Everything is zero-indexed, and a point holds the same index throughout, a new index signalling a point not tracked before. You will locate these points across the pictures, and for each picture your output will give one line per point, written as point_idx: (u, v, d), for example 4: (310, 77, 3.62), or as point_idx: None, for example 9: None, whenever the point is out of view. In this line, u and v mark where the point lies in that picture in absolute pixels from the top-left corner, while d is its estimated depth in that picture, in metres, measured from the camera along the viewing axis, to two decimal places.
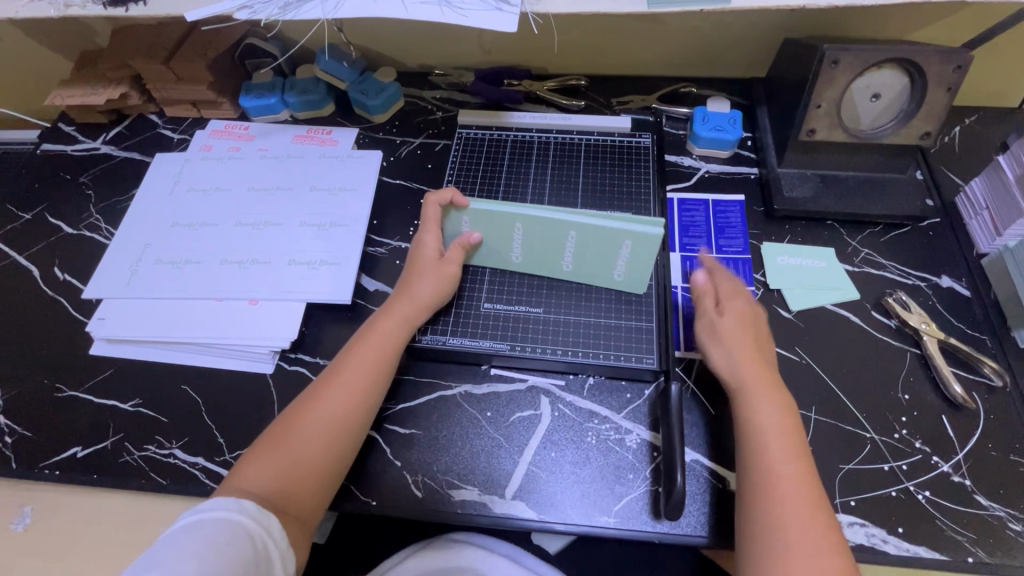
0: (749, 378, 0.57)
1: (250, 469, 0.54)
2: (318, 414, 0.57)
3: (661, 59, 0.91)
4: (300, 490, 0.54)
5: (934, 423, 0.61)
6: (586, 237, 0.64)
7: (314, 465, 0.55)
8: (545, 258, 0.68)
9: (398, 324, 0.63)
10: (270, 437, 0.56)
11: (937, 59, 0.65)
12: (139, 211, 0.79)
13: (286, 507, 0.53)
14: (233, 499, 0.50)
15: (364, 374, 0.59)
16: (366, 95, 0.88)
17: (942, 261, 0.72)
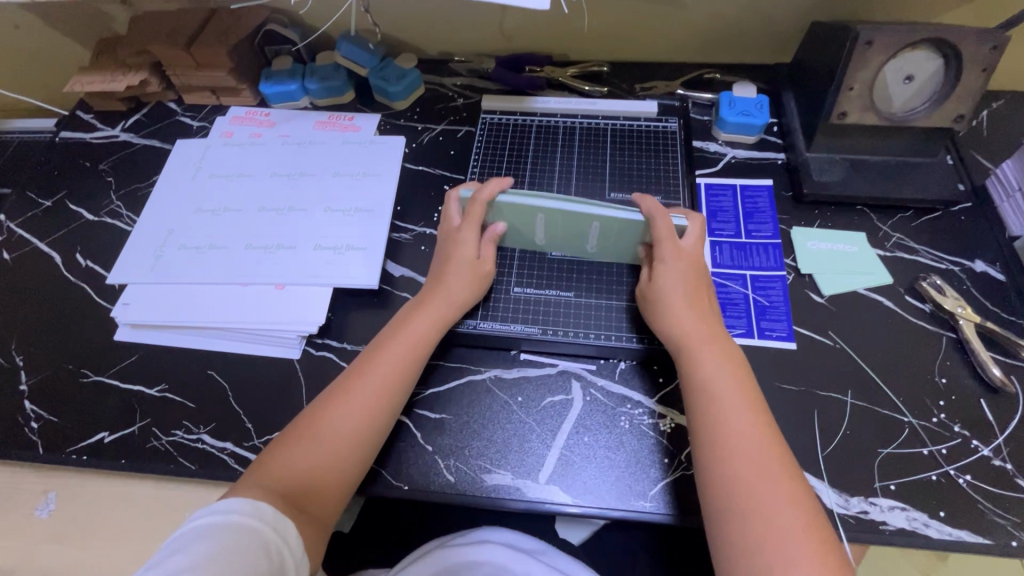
0: (696, 337, 0.57)
1: (276, 464, 0.53)
2: (349, 409, 0.56)
3: (684, 44, 0.90)
4: (326, 487, 0.53)
5: (972, 407, 0.60)
6: (609, 226, 0.63)
7: (342, 461, 0.54)
8: (568, 240, 0.67)
9: (429, 320, 0.62)
10: (295, 431, 0.55)
11: (973, 39, 0.64)
12: (162, 197, 0.78)
13: (312, 505, 0.52)
14: (250, 502, 0.47)
15: (397, 370, 0.59)
16: (387, 81, 0.87)
17: (975, 246, 0.71)
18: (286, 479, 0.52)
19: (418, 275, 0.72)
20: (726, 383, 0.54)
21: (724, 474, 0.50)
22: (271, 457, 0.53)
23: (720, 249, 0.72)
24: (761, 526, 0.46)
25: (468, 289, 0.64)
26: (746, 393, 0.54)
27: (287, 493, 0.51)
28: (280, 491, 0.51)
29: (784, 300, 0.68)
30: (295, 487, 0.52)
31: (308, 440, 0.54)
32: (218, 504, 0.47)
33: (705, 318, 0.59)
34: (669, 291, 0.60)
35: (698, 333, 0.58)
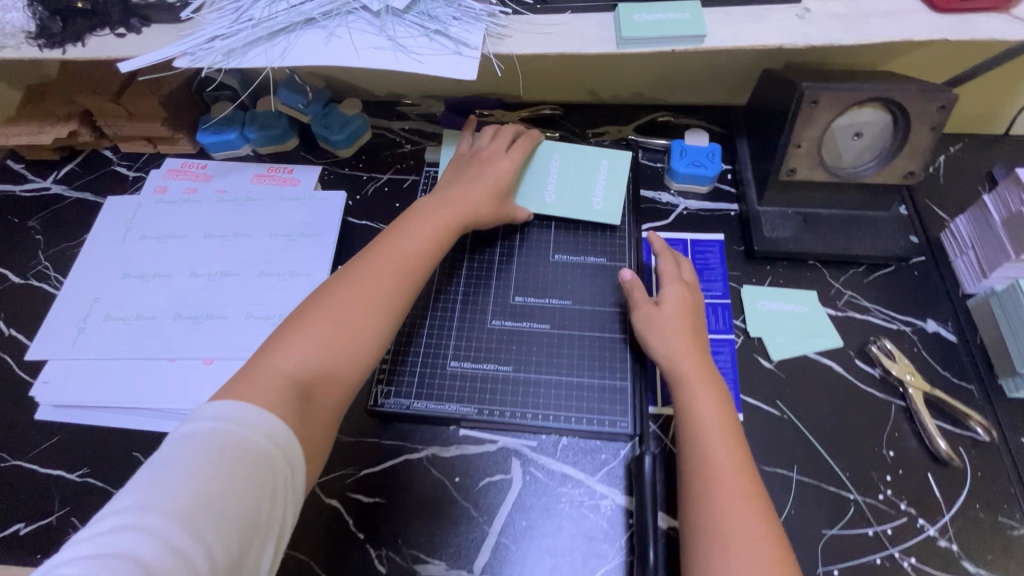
0: (688, 367, 0.57)
1: (280, 353, 0.52)
2: (358, 296, 0.56)
3: (638, 86, 0.87)
4: (331, 380, 0.53)
5: (920, 482, 0.59)
6: (568, 160, 0.77)
7: (356, 354, 0.54)
8: (534, 184, 0.75)
9: (438, 226, 0.64)
10: (307, 319, 0.54)
11: (920, 98, 0.62)
12: (90, 260, 0.74)
13: (317, 394, 0.52)
14: (255, 412, 0.46)
15: (409, 270, 0.60)
16: (329, 130, 0.84)
17: (928, 303, 0.69)
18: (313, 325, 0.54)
19: None
20: (705, 377, 0.56)
21: (698, 465, 0.51)
22: (276, 346, 0.52)
23: None
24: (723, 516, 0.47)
25: (477, 204, 0.68)
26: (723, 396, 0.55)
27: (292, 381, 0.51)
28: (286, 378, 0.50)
29: (733, 367, 0.66)
30: (305, 376, 0.51)
31: (321, 330, 0.54)
32: (222, 409, 0.46)
33: (698, 343, 0.59)
34: (666, 325, 0.60)
35: (685, 350, 0.58)
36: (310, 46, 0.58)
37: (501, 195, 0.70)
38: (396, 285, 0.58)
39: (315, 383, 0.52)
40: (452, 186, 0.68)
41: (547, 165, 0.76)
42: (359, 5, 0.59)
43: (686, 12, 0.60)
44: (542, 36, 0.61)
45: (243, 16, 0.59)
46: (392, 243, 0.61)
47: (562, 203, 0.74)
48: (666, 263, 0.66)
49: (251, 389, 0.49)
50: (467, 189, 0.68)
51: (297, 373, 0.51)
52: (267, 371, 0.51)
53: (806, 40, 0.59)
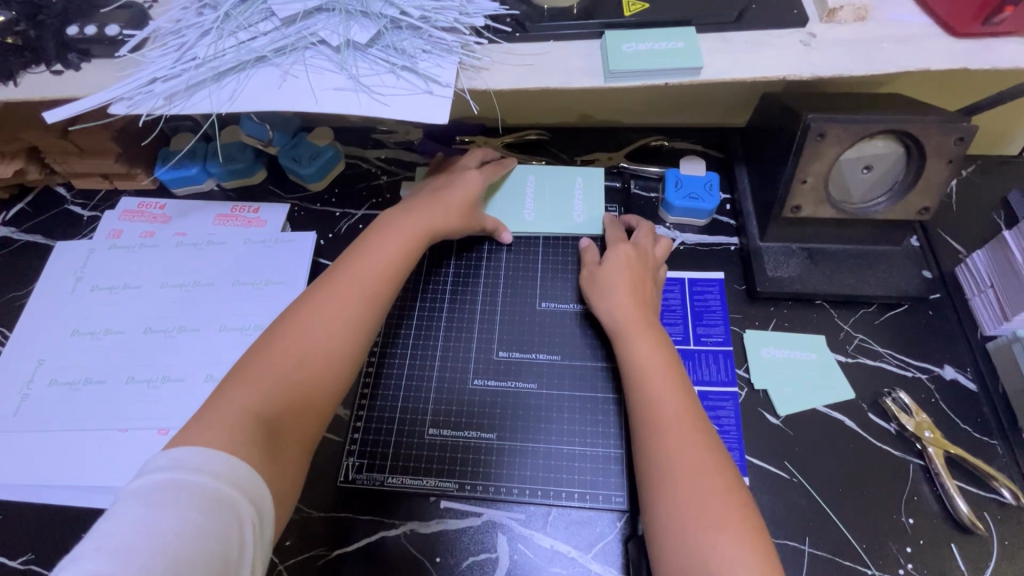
0: (634, 325, 0.58)
1: (241, 389, 0.47)
2: (323, 317, 0.52)
3: (629, 109, 0.82)
4: (299, 410, 0.49)
5: (943, 553, 0.54)
6: (543, 178, 0.74)
7: (326, 376, 0.50)
8: (508, 206, 0.72)
9: (406, 234, 0.60)
10: (270, 341, 0.51)
11: (937, 131, 0.56)
12: (36, 315, 0.68)
13: (283, 429, 0.47)
14: (204, 452, 0.42)
15: (377, 284, 0.56)
16: (298, 163, 0.78)
17: (945, 347, 0.64)
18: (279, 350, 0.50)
19: None
20: (641, 321, 0.58)
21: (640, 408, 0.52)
22: (240, 377, 0.48)
23: None
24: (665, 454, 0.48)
25: (447, 216, 0.63)
26: (662, 340, 0.57)
27: (257, 419, 0.46)
28: (249, 416, 0.46)
29: (737, 424, 0.61)
30: (271, 408, 0.47)
31: (284, 357, 0.49)
32: (177, 456, 0.41)
33: (645, 303, 0.60)
34: (612, 277, 0.62)
35: (626, 305, 0.60)
36: (262, 88, 0.52)
37: (473, 206, 0.66)
38: (364, 304, 0.54)
39: (281, 418, 0.48)
40: (419, 198, 0.64)
41: (522, 186, 0.74)
42: (317, 39, 0.53)
43: (680, 40, 0.54)
44: (522, 71, 0.55)
45: (187, 55, 0.53)
46: (358, 257, 0.57)
47: (540, 219, 0.71)
48: (615, 229, 0.68)
49: (210, 429, 0.44)
50: (437, 199, 0.64)
51: (259, 408, 0.47)
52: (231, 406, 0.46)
53: (813, 70, 0.53)
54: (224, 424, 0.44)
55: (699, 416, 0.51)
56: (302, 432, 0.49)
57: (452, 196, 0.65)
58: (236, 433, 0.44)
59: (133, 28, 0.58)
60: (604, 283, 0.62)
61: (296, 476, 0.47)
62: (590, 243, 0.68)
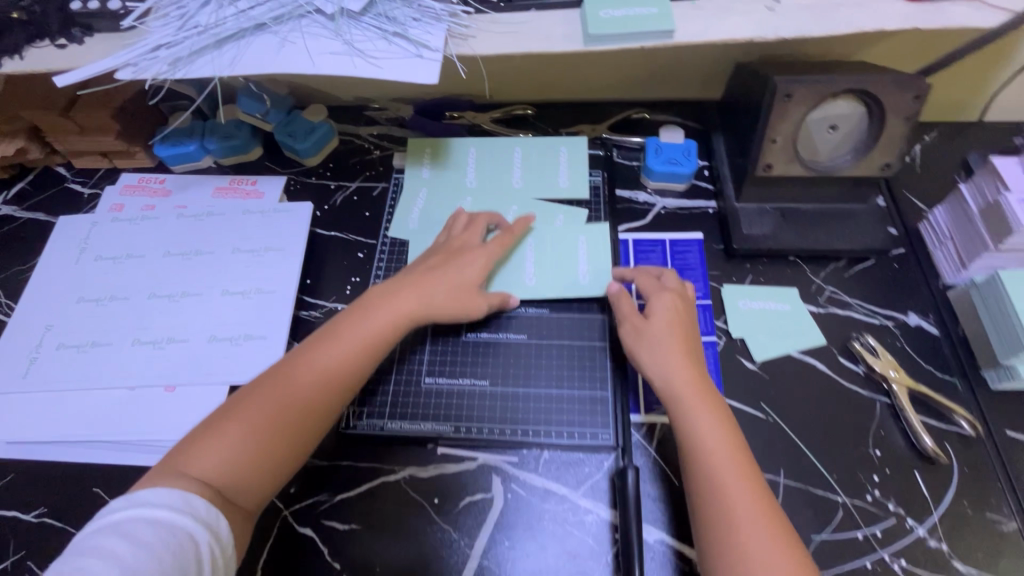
0: (688, 387, 0.55)
1: (209, 440, 0.50)
2: (293, 390, 0.54)
3: (611, 84, 0.85)
4: (251, 482, 0.50)
5: (908, 480, 0.58)
6: (529, 150, 0.78)
7: (276, 458, 0.52)
8: (497, 178, 0.76)
9: (392, 311, 0.59)
10: (244, 406, 0.52)
11: (894, 89, 0.61)
12: (41, 284, 0.70)
13: (235, 497, 0.49)
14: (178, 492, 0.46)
15: (348, 361, 0.56)
16: (294, 138, 0.81)
17: (910, 296, 0.68)
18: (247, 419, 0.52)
19: None
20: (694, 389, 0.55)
21: (707, 488, 0.50)
22: (209, 434, 0.51)
23: None
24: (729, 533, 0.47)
25: (437, 292, 0.61)
26: (724, 414, 0.54)
27: (211, 483, 0.48)
28: (204, 479, 0.48)
29: (715, 370, 0.64)
30: (222, 480, 0.49)
31: (250, 420, 0.52)
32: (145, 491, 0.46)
33: (693, 359, 0.57)
34: (658, 339, 0.58)
35: (679, 368, 0.56)
36: (261, 53, 0.55)
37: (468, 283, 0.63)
38: (329, 386, 0.55)
39: (233, 486, 0.50)
40: (419, 270, 0.63)
41: (509, 157, 0.78)
42: (313, 8, 0.56)
43: (654, 6, 0.58)
44: (507, 36, 0.59)
45: (189, 23, 0.56)
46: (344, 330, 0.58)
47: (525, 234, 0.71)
48: (648, 279, 0.64)
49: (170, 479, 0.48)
50: (434, 271, 0.62)
51: (216, 467, 0.49)
52: (193, 463, 0.49)
53: (776, 33, 0.57)
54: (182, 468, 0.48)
55: (762, 489, 0.50)
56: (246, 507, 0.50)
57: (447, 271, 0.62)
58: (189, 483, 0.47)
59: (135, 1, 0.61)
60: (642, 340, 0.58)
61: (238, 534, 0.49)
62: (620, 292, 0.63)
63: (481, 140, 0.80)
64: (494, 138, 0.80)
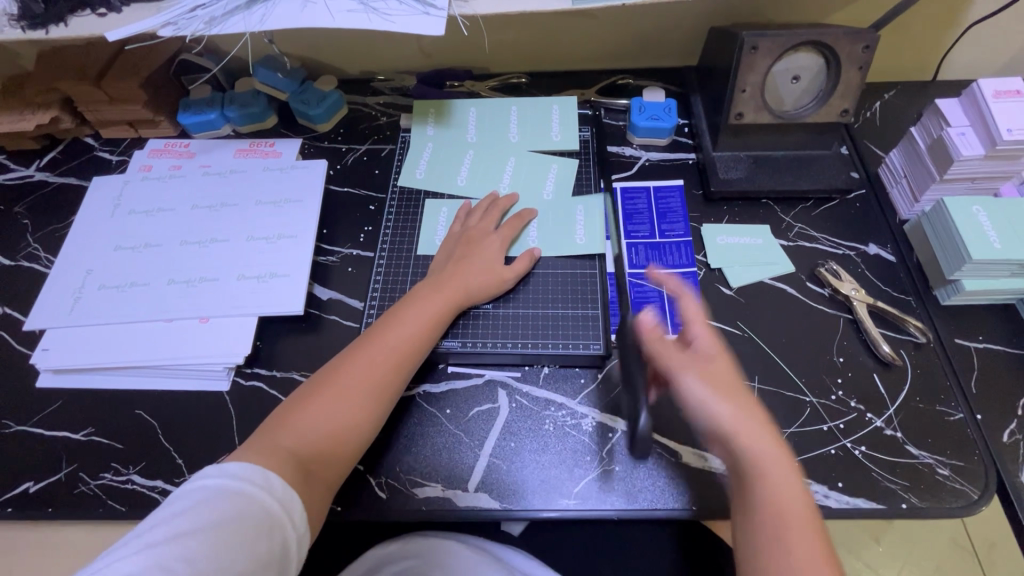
0: (747, 426, 0.53)
1: (280, 434, 0.54)
2: (354, 380, 0.59)
3: (598, 53, 0.93)
4: (330, 453, 0.55)
5: (868, 382, 0.65)
6: (524, 110, 0.86)
7: (350, 431, 0.57)
8: (496, 133, 0.84)
9: (435, 304, 0.65)
10: (313, 392, 0.58)
11: (847, 40, 0.68)
12: (80, 236, 0.77)
13: (317, 469, 0.54)
14: (257, 469, 0.49)
15: (403, 354, 0.62)
16: (307, 105, 0.87)
17: (870, 230, 0.76)
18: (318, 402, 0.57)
19: (346, 297, 0.74)
20: (768, 458, 0.51)
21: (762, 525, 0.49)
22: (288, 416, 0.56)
23: (636, 251, 0.75)
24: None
25: (473, 286, 0.67)
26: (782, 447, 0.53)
27: (297, 458, 0.53)
28: (290, 455, 0.53)
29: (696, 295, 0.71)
30: (305, 453, 0.54)
31: (318, 415, 0.56)
32: (227, 467, 0.49)
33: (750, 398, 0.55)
34: (712, 377, 0.55)
35: (739, 408, 0.53)
36: (288, 11, 0.62)
37: (500, 277, 0.69)
38: (392, 375, 0.60)
39: (314, 458, 0.54)
40: (450, 264, 0.69)
41: (507, 115, 0.86)
42: None
43: None
44: None
45: None
46: (391, 326, 0.63)
47: (520, 200, 0.78)
48: (688, 303, 0.58)
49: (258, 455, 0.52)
50: (465, 266, 0.68)
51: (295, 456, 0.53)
52: (277, 443, 0.54)
53: None
54: (259, 458, 0.51)
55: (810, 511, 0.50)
56: (327, 478, 0.55)
57: (479, 265, 0.69)
58: (276, 465, 0.51)
59: None
60: (699, 398, 0.54)
61: (322, 510, 0.54)
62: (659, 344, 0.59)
63: (480, 100, 0.87)
64: (493, 99, 0.87)
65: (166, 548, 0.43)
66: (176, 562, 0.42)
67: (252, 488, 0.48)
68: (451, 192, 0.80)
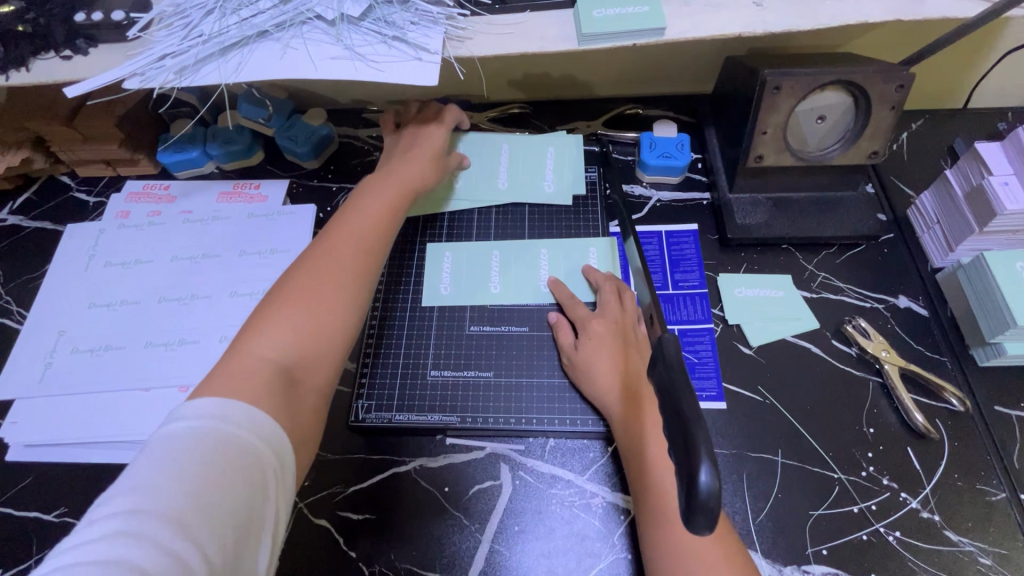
0: (612, 387, 0.60)
1: (248, 349, 0.49)
2: (315, 280, 0.54)
3: (605, 82, 0.87)
4: (316, 355, 0.51)
5: (901, 457, 0.60)
6: (514, 147, 0.80)
7: (339, 325, 0.53)
8: (483, 179, 0.78)
9: (390, 194, 0.64)
10: (278, 303, 0.52)
11: (879, 79, 0.63)
12: (53, 291, 0.73)
13: (302, 373, 0.50)
14: (241, 404, 0.44)
15: (368, 237, 0.60)
16: (294, 141, 0.81)
17: (900, 280, 0.71)
18: (288, 302, 0.52)
19: None
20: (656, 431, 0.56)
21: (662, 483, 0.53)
22: (252, 331, 0.50)
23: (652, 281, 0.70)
24: (663, 489, 0.53)
25: (424, 174, 0.68)
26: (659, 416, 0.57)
27: (276, 364, 0.48)
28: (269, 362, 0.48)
29: (713, 355, 0.66)
30: (286, 360, 0.49)
31: (289, 316, 0.51)
32: (202, 407, 0.43)
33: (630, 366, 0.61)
34: (591, 359, 0.62)
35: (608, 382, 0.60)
36: (264, 59, 0.57)
37: (444, 163, 0.72)
38: (362, 255, 0.57)
39: (298, 364, 0.50)
40: (393, 163, 0.68)
41: (496, 156, 0.79)
42: (313, 15, 0.58)
43: (644, 6, 0.60)
44: (502, 37, 0.60)
45: (193, 32, 0.58)
46: (343, 225, 0.60)
47: (524, 246, 0.73)
48: (609, 300, 0.66)
49: (229, 381, 0.46)
50: (410, 160, 0.68)
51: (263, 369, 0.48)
52: (246, 360, 0.48)
53: (765, 28, 0.58)
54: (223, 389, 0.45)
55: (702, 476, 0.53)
56: (318, 385, 0.51)
57: (425, 154, 0.70)
58: (253, 386, 0.46)
59: (138, 11, 0.61)
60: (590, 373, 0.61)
61: (318, 417, 0.50)
62: (559, 318, 0.67)
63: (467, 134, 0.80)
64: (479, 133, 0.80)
65: (148, 520, 0.36)
66: (164, 534, 0.36)
67: (245, 437, 0.42)
68: (447, 230, 0.76)
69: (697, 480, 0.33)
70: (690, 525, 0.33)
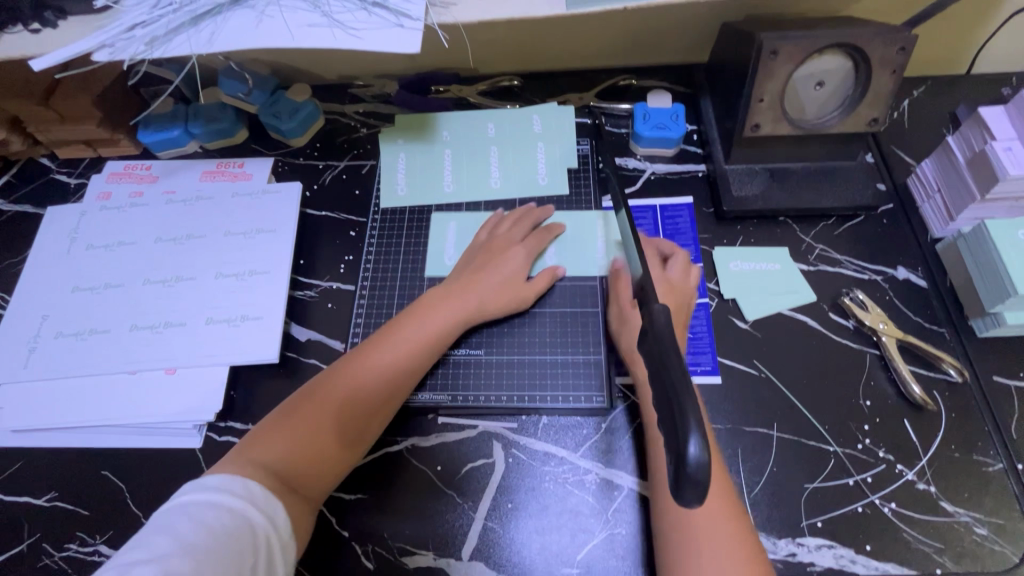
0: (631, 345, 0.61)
1: (266, 441, 0.52)
2: (353, 395, 0.56)
3: (598, 52, 0.84)
4: (312, 473, 0.52)
5: (898, 429, 0.59)
6: (503, 129, 0.78)
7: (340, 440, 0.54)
8: (473, 164, 0.77)
9: (447, 316, 0.62)
10: (305, 400, 0.55)
11: (880, 42, 0.60)
12: (35, 275, 0.71)
13: (292, 485, 0.51)
14: (240, 488, 0.47)
15: (405, 359, 0.59)
16: (278, 118, 0.79)
17: (899, 250, 0.69)
18: (313, 406, 0.55)
19: (326, 338, 0.68)
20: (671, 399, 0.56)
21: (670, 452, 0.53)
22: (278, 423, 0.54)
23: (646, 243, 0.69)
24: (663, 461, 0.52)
25: (487, 304, 0.64)
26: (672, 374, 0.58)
27: (273, 471, 0.50)
28: (266, 467, 0.50)
29: (708, 330, 0.65)
30: (282, 470, 0.51)
31: (305, 423, 0.54)
32: (209, 479, 0.47)
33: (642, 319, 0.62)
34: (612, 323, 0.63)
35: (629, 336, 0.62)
36: (238, 29, 0.54)
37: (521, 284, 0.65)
38: (390, 380, 0.58)
39: (293, 474, 0.51)
40: (464, 273, 0.66)
41: (486, 154, 0.77)
42: None
43: None
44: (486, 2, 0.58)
45: (164, 1, 0.55)
46: (392, 331, 0.61)
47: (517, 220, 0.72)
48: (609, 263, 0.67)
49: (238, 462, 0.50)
50: (480, 271, 0.65)
51: (279, 469, 0.51)
52: (260, 452, 0.51)
53: None
54: (240, 466, 0.49)
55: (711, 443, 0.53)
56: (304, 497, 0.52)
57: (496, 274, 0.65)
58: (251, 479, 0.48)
59: None
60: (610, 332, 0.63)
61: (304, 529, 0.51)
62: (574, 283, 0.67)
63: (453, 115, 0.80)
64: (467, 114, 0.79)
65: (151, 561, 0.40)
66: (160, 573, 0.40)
67: (236, 505, 0.46)
68: (438, 202, 0.75)
69: (686, 454, 0.32)
70: (681, 500, 0.33)
